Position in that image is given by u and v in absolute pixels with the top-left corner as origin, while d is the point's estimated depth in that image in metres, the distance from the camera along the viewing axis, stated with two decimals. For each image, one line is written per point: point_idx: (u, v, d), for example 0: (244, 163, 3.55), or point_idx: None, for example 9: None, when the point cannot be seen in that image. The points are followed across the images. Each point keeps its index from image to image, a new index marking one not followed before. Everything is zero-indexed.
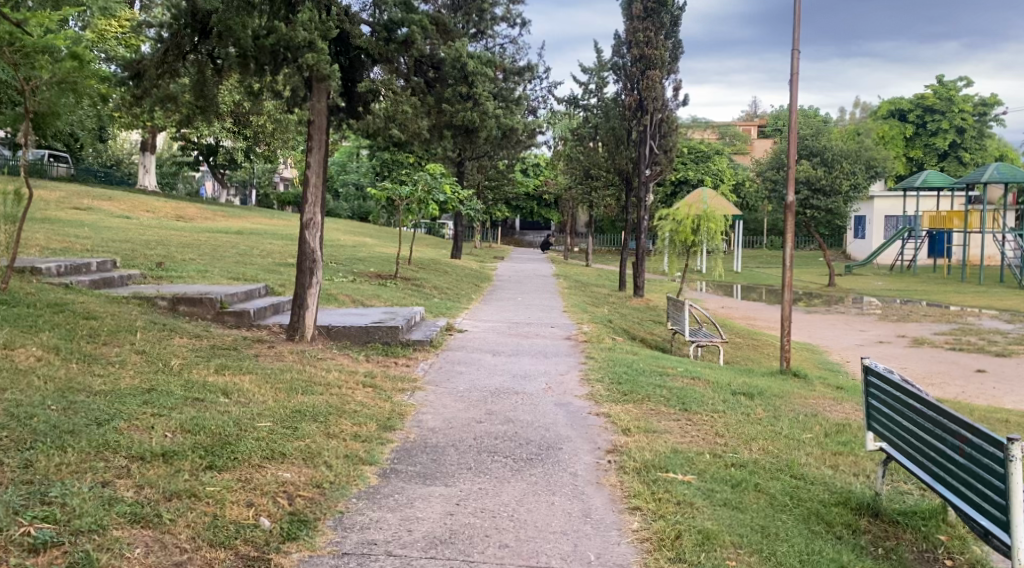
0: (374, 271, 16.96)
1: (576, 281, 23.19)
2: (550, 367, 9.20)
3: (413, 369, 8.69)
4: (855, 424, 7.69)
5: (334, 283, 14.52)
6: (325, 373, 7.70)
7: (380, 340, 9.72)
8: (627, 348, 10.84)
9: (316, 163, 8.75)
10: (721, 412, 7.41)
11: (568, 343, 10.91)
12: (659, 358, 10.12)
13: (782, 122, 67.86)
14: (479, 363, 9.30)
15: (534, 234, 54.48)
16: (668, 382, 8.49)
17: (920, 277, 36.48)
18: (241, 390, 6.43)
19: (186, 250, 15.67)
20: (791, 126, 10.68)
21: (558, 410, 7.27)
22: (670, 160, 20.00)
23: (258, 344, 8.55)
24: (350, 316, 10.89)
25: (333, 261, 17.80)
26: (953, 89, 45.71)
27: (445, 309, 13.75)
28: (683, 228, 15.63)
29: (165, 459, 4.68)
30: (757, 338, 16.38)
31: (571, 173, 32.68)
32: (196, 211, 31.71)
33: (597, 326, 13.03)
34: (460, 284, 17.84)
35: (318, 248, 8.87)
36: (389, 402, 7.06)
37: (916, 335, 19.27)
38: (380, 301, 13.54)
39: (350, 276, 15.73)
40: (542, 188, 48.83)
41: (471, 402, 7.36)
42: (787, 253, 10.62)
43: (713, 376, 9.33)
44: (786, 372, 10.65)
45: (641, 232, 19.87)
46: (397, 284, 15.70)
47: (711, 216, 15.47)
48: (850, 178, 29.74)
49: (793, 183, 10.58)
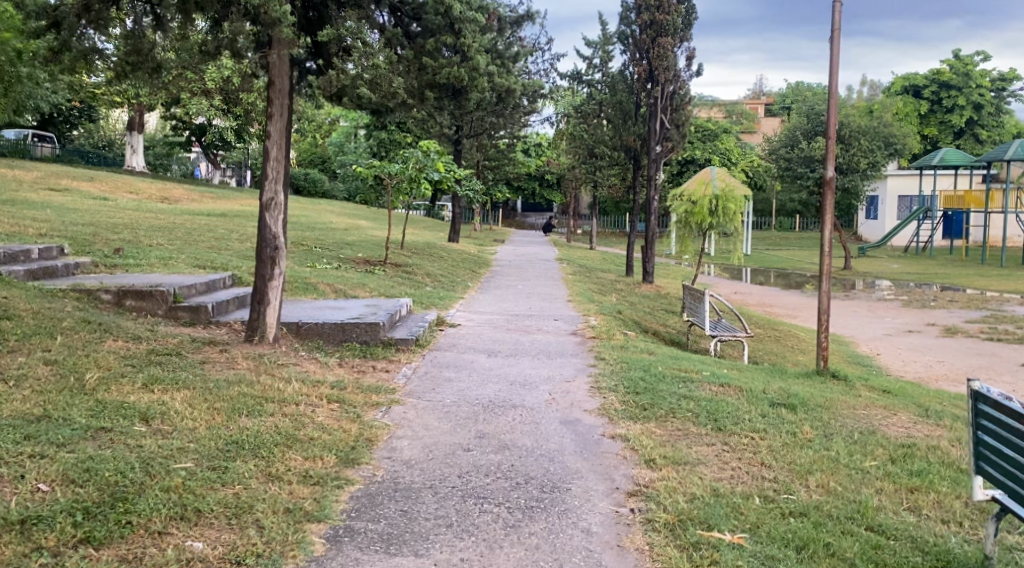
0: (363, 257, 15.69)
1: (581, 266, 21.82)
2: (553, 371, 7.90)
3: (392, 376, 7.39)
4: (923, 444, 6.38)
5: (315, 271, 13.21)
6: (283, 384, 6.37)
7: (358, 339, 8.44)
8: (641, 346, 9.52)
9: (278, 133, 7.45)
10: (762, 433, 6.09)
11: (573, 340, 9.58)
12: (680, 359, 8.81)
13: (791, 100, 66.41)
14: (470, 366, 7.99)
15: (535, 215, 53.13)
16: (693, 391, 7.20)
17: (936, 260, 35.13)
18: (166, 414, 5.11)
19: (155, 235, 14.31)
20: (832, 90, 9.26)
21: (563, 432, 5.98)
22: (682, 135, 18.54)
23: (208, 347, 7.23)
24: (326, 309, 9.63)
25: (319, 245, 16.51)
26: (970, 63, 44.12)
27: (437, 300, 12.42)
28: (699, 209, 14.29)
29: (24, 533, 3.41)
30: (779, 329, 15.06)
31: (575, 151, 31.31)
32: (183, 193, 30.38)
33: (607, 318, 11.70)
34: (456, 271, 16.50)
35: (280, 233, 7.55)
36: (356, 423, 5.76)
37: (946, 323, 17.96)
38: (365, 290, 12.28)
39: (334, 262, 14.40)
40: (544, 168, 47.40)
41: (456, 420, 6.07)
42: (826, 237, 9.26)
43: (744, 381, 8.02)
44: (823, 373, 9.35)
45: (651, 213, 18.49)
46: (386, 270, 14.37)
47: (729, 193, 14.23)
48: (869, 155, 28.33)
49: (834, 156, 9.20)
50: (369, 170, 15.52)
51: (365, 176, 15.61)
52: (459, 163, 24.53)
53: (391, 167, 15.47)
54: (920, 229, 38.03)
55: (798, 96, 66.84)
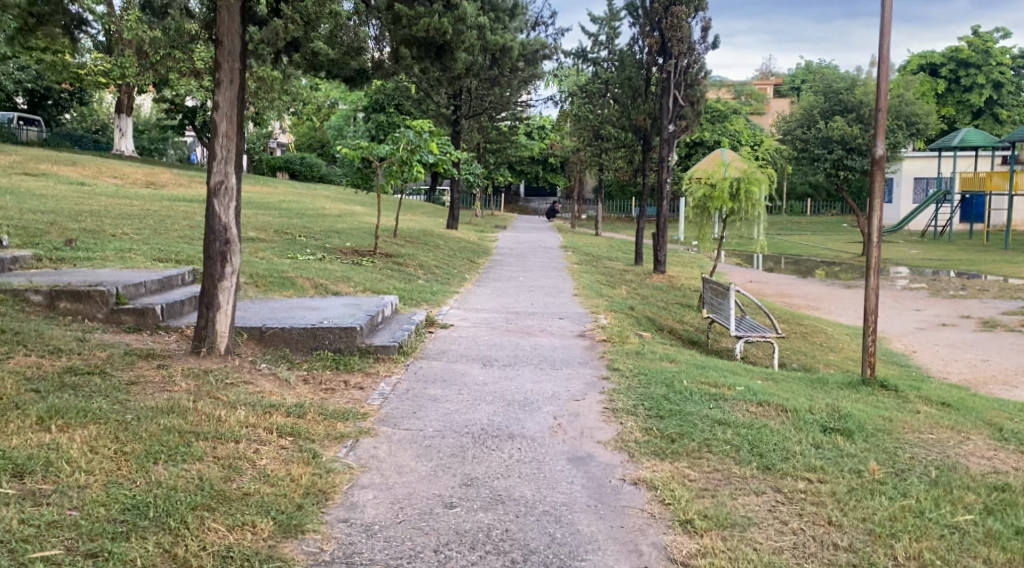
0: (351, 246, 14.49)
1: (587, 254, 20.59)
2: (559, 387, 6.69)
3: (366, 395, 6.18)
4: (1019, 484, 5.15)
5: (295, 262, 12.00)
6: (225, 413, 5.18)
7: (330, 347, 7.27)
8: (658, 351, 8.28)
9: (228, 102, 6.22)
10: (821, 475, 4.88)
11: (580, 345, 8.37)
12: (707, 369, 7.58)
13: (801, 80, 65.06)
14: (461, 379, 6.77)
15: (539, 200, 51.86)
16: (726, 413, 6.01)
17: (956, 245, 33.82)
18: (55, 470, 3.90)
19: (122, 223, 13.11)
20: (884, 52, 7.93)
21: (572, 474, 4.77)
22: (696, 114, 17.26)
23: (142, 362, 6.00)
24: (297, 309, 8.43)
25: (304, 234, 15.30)
26: (989, 40, 42.64)
27: (430, 297, 11.20)
28: (719, 192, 12.97)
29: None
30: (803, 324, 13.82)
31: (580, 133, 30.02)
32: (171, 177, 29.12)
33: (618, 316, 10.47)
34: (453, 261, 15.28)
35: (232, 224, 6.32)
36: (311, 466, 4.56)
37: (982, 315, 16.67)
38: (350, 284, 11.09)
39: (318, 253, 13.17)
40: (548, 151, 46.13)
41: (439, 459, 4.85)
42: (876, 226, 7.99)
43: (785, 399, 6.78)
44: (870, 382, 8.11)
45: (662, 197, 17.20)
46: (375, 262, 13.16)
47: (751, 175, 12.94)
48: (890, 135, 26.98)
49: (885, 132, 7.92)
50: (357, 152, 14.26)
51: (353, 159, 14.36)
52: (458, 146, 23.24)
53: (380, 148, 14.19)
54: (937, 213, 36.70)
55: (808, 76, 65.25)
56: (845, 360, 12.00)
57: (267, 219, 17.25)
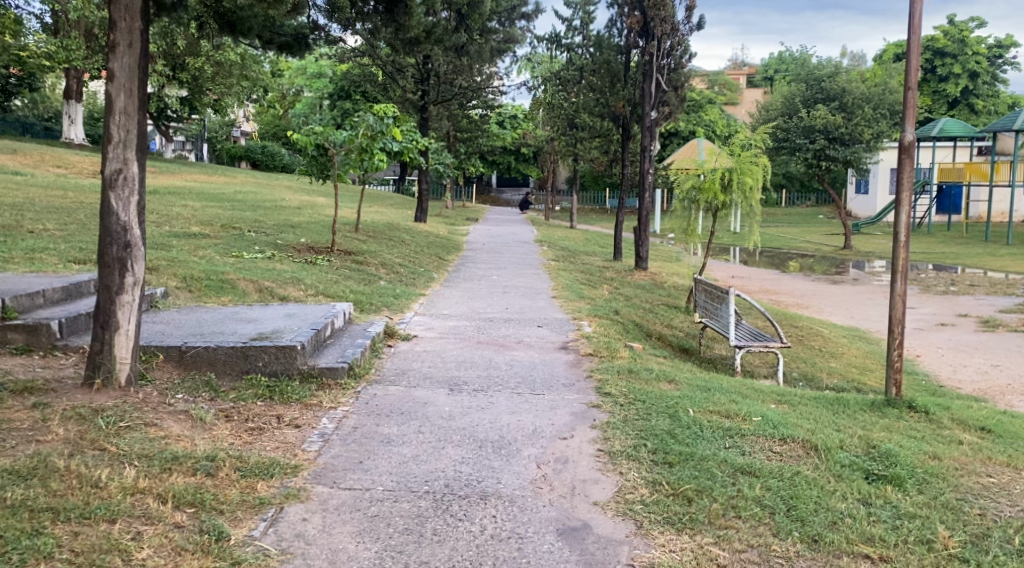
0: (307, 242, 13.23)
1: (562, 249, 19.47)
2: (541, 420, 5.52)
3: (302, 438, 4.97)
4: None
5: (240, 262, 10.75)
6: (108, 471, 3.97)
7: (264, 370, 6.11)
8: (653, 368, 7.12)
9: (127, 72, 4.98)
10: (882, 552, 3.79)
11: (563, 363, 7.22)
12: (714, 391, 6.45)
13: (773, 71, 64.47)
14: (423, 412, 5.58)
15: (511, 191, 50.66)
16: (748, 456, 4.89)
17: (936, 237, 33.11)
18: None
19: (46, 217, 11.77)
20: (915, 21, 6.83)
21: (561, 557, 3.63)
22: (680, 99, 16.22)
23: (14, 400, 4.75)
24: (232, 320, 7.22)
25: (255, 229, 13.99)
26: (965, 30, 42.02)
27: (391, 302, 9.99)
28: (709, 183, 11.80)
29: None
30: (798, 327, 12.75)
31: (553, 122, 28.86)
32: None
33: (602, 323, 9.33)
34: (418, 257, 14.06)
35: (134, 223, 5.07)
36: (210, 557, 3.38)
37: (981, 314, 15.73)
38: (301, 288, 9.86)
39: (268, 251, 11.92)
40: (519, 141, 44.94)
41: (388, 539, 3.69)
42: (904, 221, 6.91)
43: (810, 431, 5.65)
44: (897, 404, 6.99)
45: (644, 188, 16.06)
46: (332, 260, 11.92)
47: (745, 164, 11.70)
48: (873, 125, 26.06)
49: (915, 114, 6.85)
50: (311, 139, 12.95)
51: (306, 146, 13.05)
52: (426, 134, 22.02)
53: (337, 134, 12.90)
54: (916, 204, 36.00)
55: (782, 66, 64.63)
56: (849, 367, 10.95)
57: (217, 212, 15.91)
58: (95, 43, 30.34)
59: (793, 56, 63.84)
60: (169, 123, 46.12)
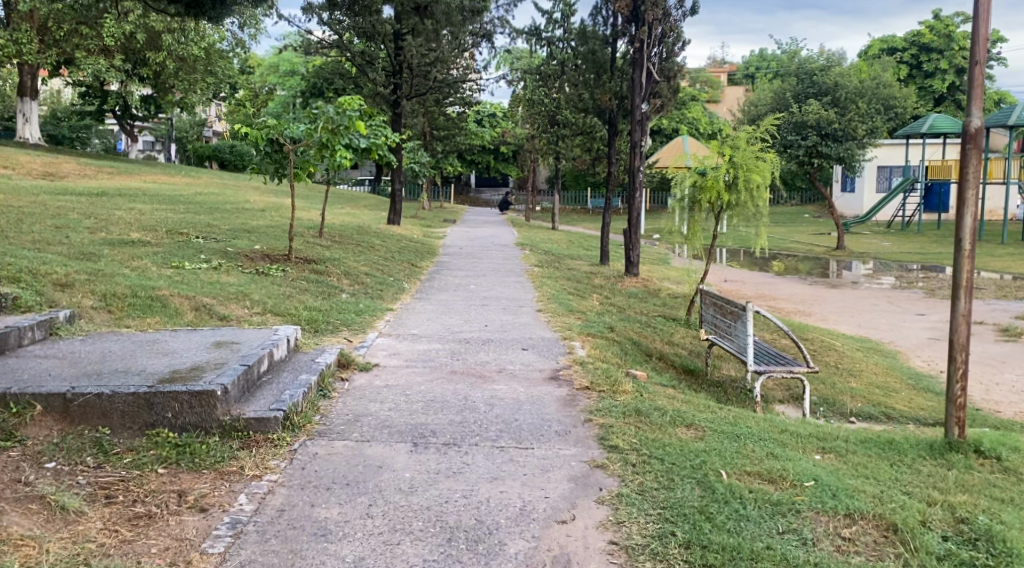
0: (262, 250, 11.88)
1: (545, 252, 18.19)
2: (530, 492, 4.20)
3: (205, 535, 3.64)
4: None
5: (179, 275, 9.40)
6: None
7: (174, 424, 4.77)
8: (665, 406, 5.82)
9: None
10: None
11: (555, 400, 5.91)
12: (747, 441, 5.13)
13: (754, 68, 63.46)
14: (375, 482, 4.24)
15: (489, 191, 49.31)
16: (812, 553, 3.59)
17: (927, 236, 32.06)
18: None
19: None
20: None
21: None
22: (673, 91, 15.11)
23: None
24: (146, 351, 5.85)
25: (205, 235, 12.60)
26: (951, 24, 41.00)
27: (351, 321, 8.65)
28: (711, 180, 10.50)
29: None
30: (808, 339, 11.51)
31: (533, 118, 27.54)
32: (74, 168, 25.93)
33: (596, 343, 8.04)
34: (388, 264, 12.72)
35: None
36: None
37: (998, 321, 14.53)
38: (248, 305, 8.54)
39: (214, 260, 10.57)
40: (499, 139, 43.60)
41: None
42: (968, 226, 5.66)
43: (878, 499, 4.35)
44: (961, 447, 5.68)
45: (633, 188, 14.77)
46: (287, 270, 10.59)
47: (750, 160, 10.39)
48: (866, 121, 24.89)
49: (982, 95, 5.61)
50: (263, 133, 11.52)
51: (257, 141, 11.62)
52: (399, 132, 20.66)
53: (294, 127, 11.53)
54: (905, 203, 35.01)
55: (762, 64, 63.76)
56: (871, 386, 9.71)
57: (166, 215, 14.51)
58: (47, 38, 29.94)
59: (775, 53, 62.82)
60: (134, 121, 44.61)
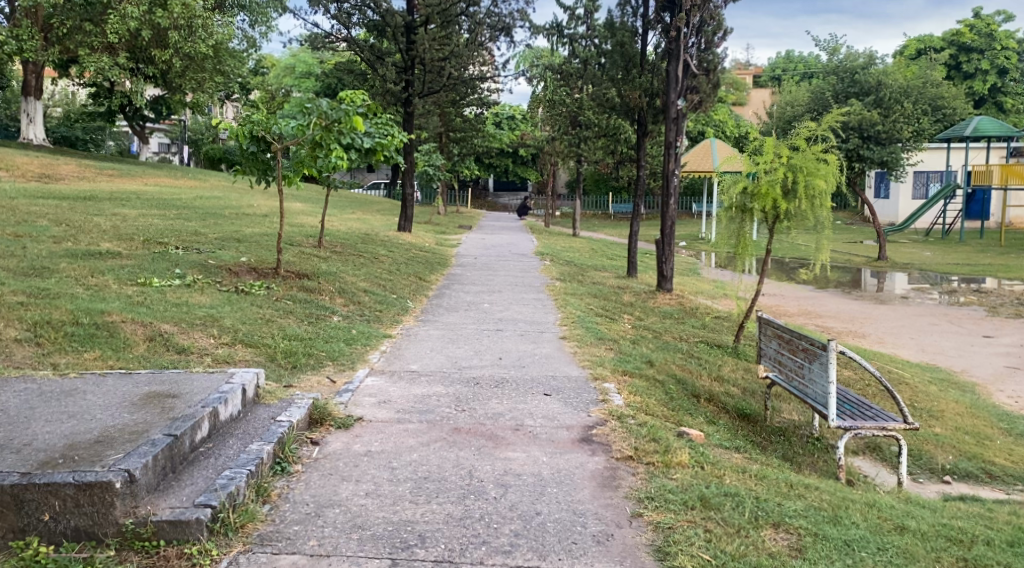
0: (248, 262, 10.50)
1: (566, 262, 16.71)
2: None
3: None
4: None
5: (142, 294, 8.04)
6: None
7: (55, 531, 3.39)
8: (739, 491, 4.33)
9: None
10: None
11: (589, 478, 4.46)
12: (865, 557, 3.64)
13: (781, 70, 61.63)
14: None
15: (509, 195, 47.90)
16: None
17: (972, 245, 30.23)
18: None
19: None
20: None
21: None
22: (713, 86, 13.58)
23: None
24: (53, 408, 4.42)
25: (186, 244, 11.23)
26: (993, 23, 39.09)
27: (339, 353, 7.21)
28: (765, 187, 8.96)
29: None
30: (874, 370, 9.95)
31: (553, 119, 26.09)
32: (73, 170, 24.71)
33: (633, 385, 6.55)
34: (391, 279, 11.29)
35: None
36: None
37: None
38: (216, 333, 7.15)
39: (190, 276, 9.21)
40: (518, 142, 42.19)
41: None
42: None
43: None
44: None
45: (667, 196, 13.22)
46: (273, 287, 9.21)
47: (812, 163, 8.87)
48: (911, 122, 23.19)
49: None
50: (246, 129, 10.32)
51: (241, 139, 10.45)
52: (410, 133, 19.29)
53: (284, 124, 10.15)
54: (945, 210, 33.18)
55: (789, 66, 61.99)
56: (959, 430, 8.14)
57: (150, 222, 13.18)
58: (51, 36, 28.75)
59: (802, 56, 60.99)
60: (145, 123, 43.46)
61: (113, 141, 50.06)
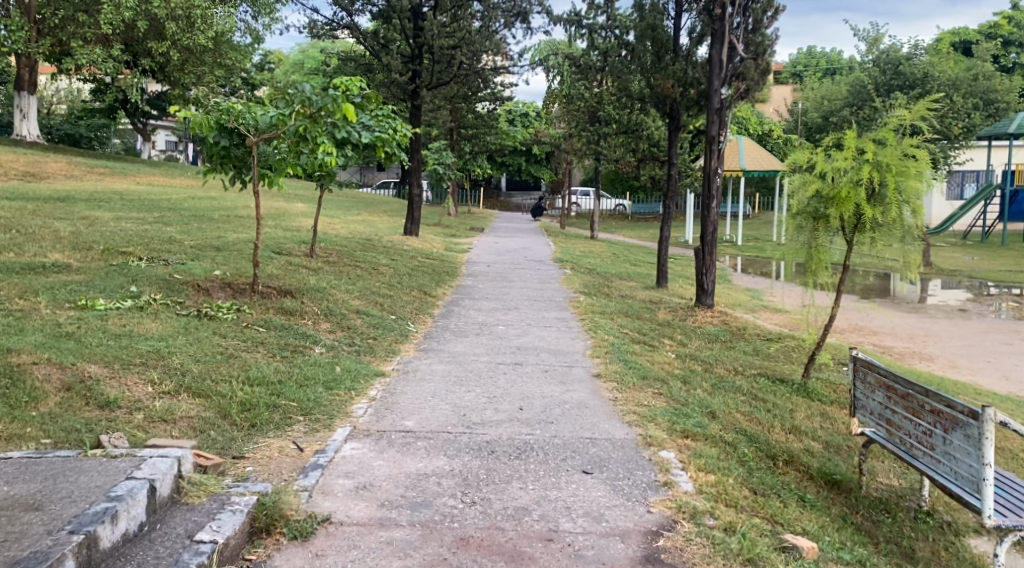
0: (222, 276, 8.96)
1: (589, 270, 15.08)
2: None
3: None
4: None
5: (76, 321, 6.50)
6: None
7: None
8: None
9: None
10: None
11: None
12: None
13: (802, 67, 59.88)
14: None
15: (522, 194, 46.38)
16: None
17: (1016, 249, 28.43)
18: None
19: None
20: None
21: None
22: (761, 73, 11.97)
23: None
24: None
25: (153, 254, 9.69)
26: None
27: (315, 401, 5.62)
28: (843, 189, 7.36)
29: None
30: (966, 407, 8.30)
31: (570, 115, 24.56)
32: (61, 168, 23.29)
33: (700, 453, 4.94)
34: (392, 295, 9.71)
35: None
36: None
37: None
38: (159, 376, 5.59)
39: (146, 294, 7.68)
40: (532, 139, 40.66)
41: None
42: None
43: None
44: None
45: (710, 198, 11.52)
46: (245, 309, 7.64)
47: (901, 161, 7.26)
48: (960, 117, 21.48)
49: None
50: (213, 118, 8.70)
51: (210, 131, 8.79)
52: (417, 128, 17.72)
53: (261, 113, 8.55)
54: (985, 211, 31.40)
55: (811, 63, 60.35)
56: None
57: (119, 227, 11.64)
58: (44, 27, 27.48)
59: (826, 54, 59.31)
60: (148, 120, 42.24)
61: (117, 139, 48.83)
